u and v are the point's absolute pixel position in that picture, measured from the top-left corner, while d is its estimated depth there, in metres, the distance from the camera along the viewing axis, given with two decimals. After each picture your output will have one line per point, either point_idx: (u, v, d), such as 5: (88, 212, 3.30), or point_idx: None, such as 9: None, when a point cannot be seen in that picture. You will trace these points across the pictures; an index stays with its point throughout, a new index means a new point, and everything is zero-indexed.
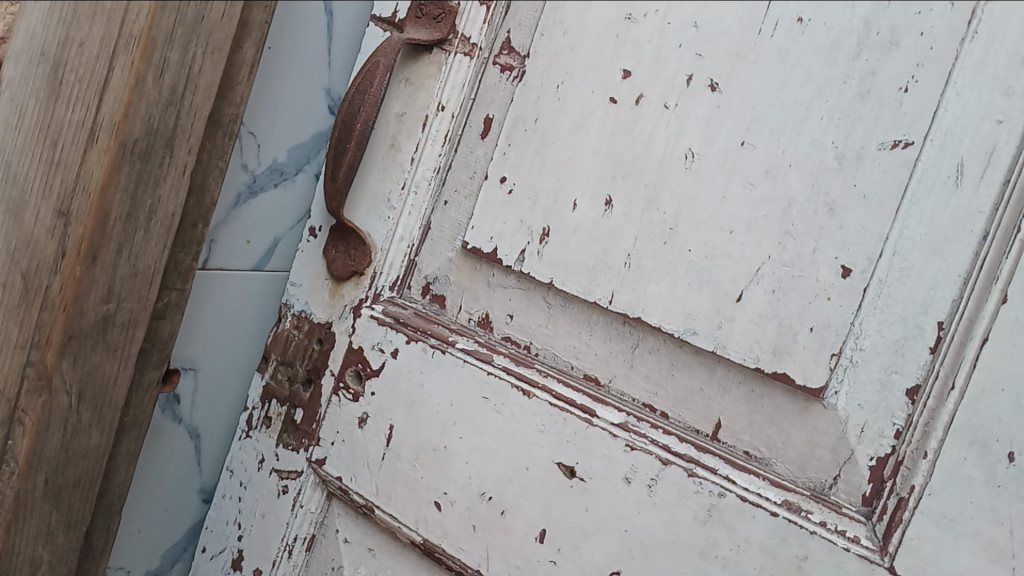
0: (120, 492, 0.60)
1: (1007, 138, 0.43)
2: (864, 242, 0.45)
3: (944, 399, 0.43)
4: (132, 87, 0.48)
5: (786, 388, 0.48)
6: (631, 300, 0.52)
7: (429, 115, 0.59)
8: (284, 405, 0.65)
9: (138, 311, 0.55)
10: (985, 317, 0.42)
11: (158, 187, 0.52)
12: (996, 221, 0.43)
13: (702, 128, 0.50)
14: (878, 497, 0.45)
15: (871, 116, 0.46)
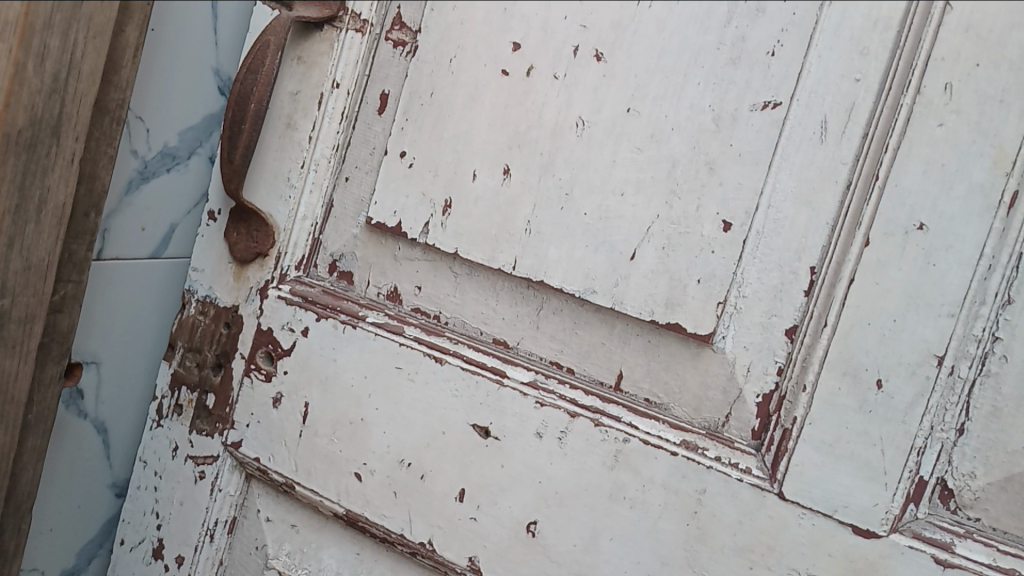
0: (28, 490, 0.59)
1: (864, 95, 0.47)
2: (741, 197, 0.49)
3: (819, 336, 0.47)
4: (12, 75, 0.47)
5: (679, 337, 0.51)
6: (534, 265, 0.54)
7: (324, 92, 0.59)
8: (194, 391, 0.65)
9: (34, 305, 0.53)
10: (851, 260, 0.46)
11: (47, 176, 0.51)
12: (857, 171, 0.47)
13: (591, 96, 0.52)
14: (766, 430, 0.49)
15: (743, 79, 0.49)
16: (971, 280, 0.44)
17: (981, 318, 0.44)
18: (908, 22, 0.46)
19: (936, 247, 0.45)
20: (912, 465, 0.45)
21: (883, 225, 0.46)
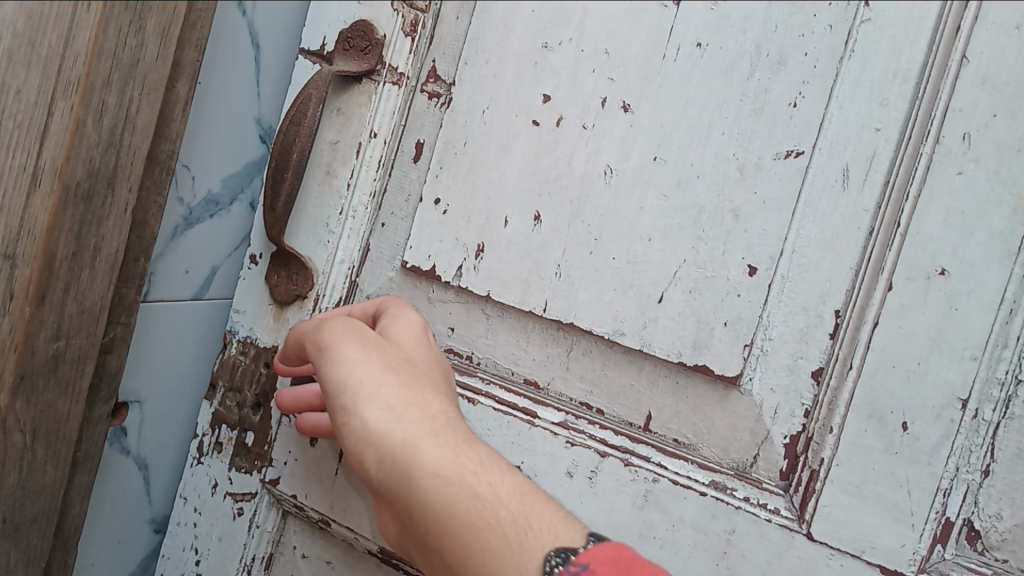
0: (75, 525, 0.61)
1: (884, 145, 0.48)
2: (766, 243, 0.50)
3: (844, 378, 0.48)
4: (73, 131, 0.50)
5: (707, 378, 0.52)
6: (563, 308, 0.56)
7: (363, 142, 0.62)
8: (233, 429, 0.67)
9: (86, 347, 0.56)
10: (875, 304, 0.48)
11: (102, 225, 0.54)
12: (879, 218, 0.48)
13: (618, 145, 0.55)
14: (794, 471, 0.50)
15: (765, 129, 0.51)
16: (993, 324, 0.45)
17: (1003, 361, 0.45)
18: (925, 76, 0.47)
19: (958, 292, 0.46)
20: (938, 506, 0.46)
21: (906, 270, 0.47)
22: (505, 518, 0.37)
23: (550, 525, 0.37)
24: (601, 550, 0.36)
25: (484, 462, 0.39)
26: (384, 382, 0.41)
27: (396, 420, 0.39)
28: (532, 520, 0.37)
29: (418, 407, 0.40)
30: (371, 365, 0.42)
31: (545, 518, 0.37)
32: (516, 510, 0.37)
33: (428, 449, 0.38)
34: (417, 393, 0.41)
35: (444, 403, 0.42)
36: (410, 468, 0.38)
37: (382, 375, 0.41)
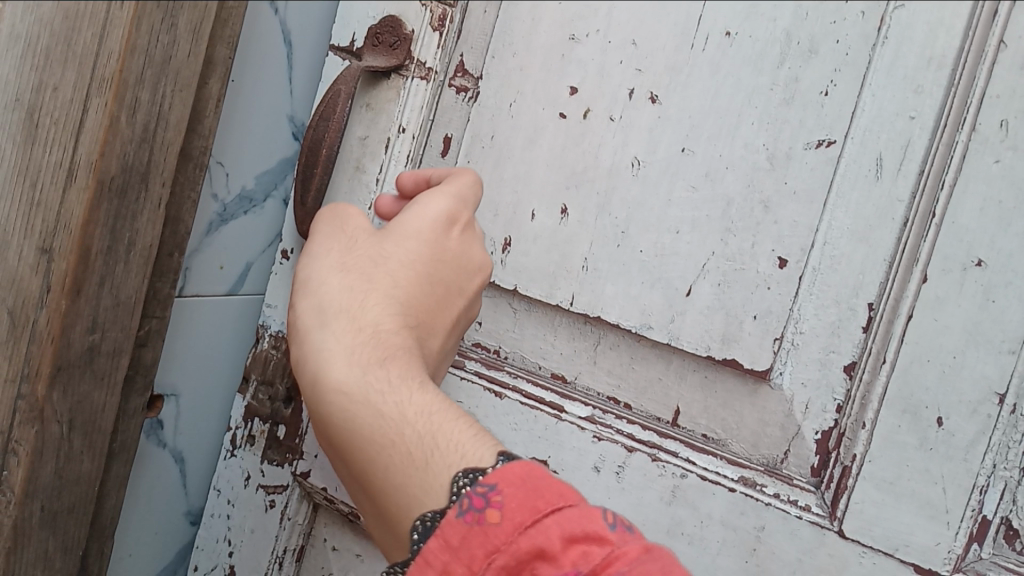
0: (112, 514, 0.62)
1: (920, 133, 0.47)
2: (796, 234, 0.50)
3: (877, 372, 0.47)
4: (107, 127, 0.50)
5: (736, 373, 0.51)
6: (590, 301, 0.55)
7: (391, 137, 0.61)
8: (266, 422, 0.68)
9: (121, 340, 0.57)
10: (909, 297, 0.46)
11: (136, 220, 0.55)
12: (914, 208, 0.47)
13: (646, 137, 0.54)
14: (825, 467, 0.49)
15: (796, 119, 0.50)
16: None
17: None
18: (961, 62, 0.46)
19: (995, 284, 0.45)
20: (975, 504, 0.45)
21: (941, 261, 0.46)
22: (407, 437, 0.34)
23: (462, 448, 0.34)
24: (510, 470, 0.33)
25: (398, 378, 0.35)
26: (327, 282, 0.39)
27: (318, 324, 0.37)
28: (438, 438, 0.34)
29: (348, 312, 0.37)
30: (325, 262, 0.40)
31: (455, 437, 0.34)
32: (424, 428, 0.34)
33: (335, 362, 0.35)
34: (355, 296, 0.38)
35: (388, 308, 0.38)
36: (318, 377, 0.35)
37: (326, 272, 0.39)
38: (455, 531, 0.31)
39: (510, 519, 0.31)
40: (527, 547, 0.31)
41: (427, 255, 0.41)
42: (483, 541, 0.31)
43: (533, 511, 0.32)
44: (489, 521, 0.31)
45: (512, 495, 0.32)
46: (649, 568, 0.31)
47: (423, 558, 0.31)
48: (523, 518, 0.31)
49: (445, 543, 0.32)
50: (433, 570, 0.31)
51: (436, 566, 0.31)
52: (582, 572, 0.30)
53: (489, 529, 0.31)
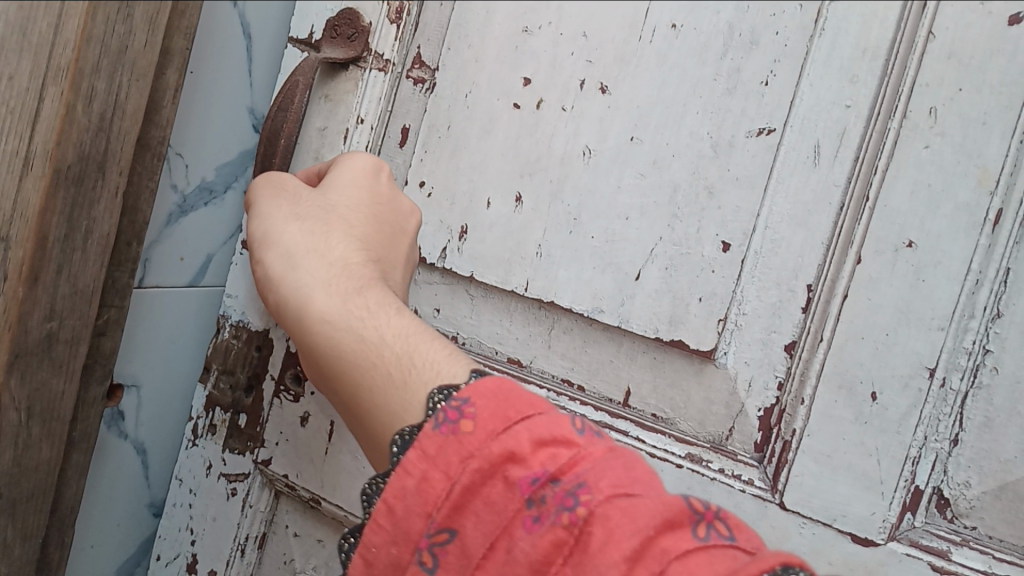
0: (72, 504, 0.63)
1: (855, 121, 0.49)
2: (739, 219, 0.51)
3: (815, 350, 0.49)
4: (64, 116, 0.50)
5: (682, 353, 0.53)
6: (544, 287, 0.57)
7: (349, 128, 0.62)
8: (227, 412, 0.69)
9: (79, 328, 0.57)
10: (844, 277, 0.49)
11: (93, 208, 0.55)
12: (849, 192, 0.49)
13: (596, 126, 0.56)
14: (768, 442, 0.51)
15: (738, 108, 0.52)
16: (960, 295, 0.46)
17: (971, 331, 0.46)
18: (893, 52, 0.48)
19: (925, 263, 0.47)
20: (908, 474, 0.47)
21: (874, 243, 0.48)
22: (388, 359, 0.38)
23: (433, 363, 0.37)
24: (482, 385, 0.35)
25: (376, 305, 0.39)
26: (285, 231, 0.42)
27: (289, 269, 0.40)
28: (414, 357, 0.38)
29: (315, 252, 0.41)
30: (279, 216, 0.43)
31: (431, 356, 0.38)
32: (401, 349, 0.38)
33: (318, 296, 0.39)
34: (317, 238, 0.42)
35: (349, 245, 0.42)
36: (305, 314, 0.39)
37: (283, 222, 0.42)
38: (432, 441, 0.33)
39: (483, 427, 0.33)
40: (499, 451, 0.33)
41: (372, 200, 0.46)
42: (457, 448, 0.33)
43: (504, 419, 0.34)
44: (463, 430, 0.33)
45: (483, 406, 0.34)
46: (611, 466, 0.33)
47: (402, 467, 0.33)
48: (495, 426, 0.34)
49: (423, 453, 0.33)
50: (412, 478, 0.33)
51: (415, 475, 0.33)
52: (549, 471, 0.32)
53: (463, 437, 0.33)
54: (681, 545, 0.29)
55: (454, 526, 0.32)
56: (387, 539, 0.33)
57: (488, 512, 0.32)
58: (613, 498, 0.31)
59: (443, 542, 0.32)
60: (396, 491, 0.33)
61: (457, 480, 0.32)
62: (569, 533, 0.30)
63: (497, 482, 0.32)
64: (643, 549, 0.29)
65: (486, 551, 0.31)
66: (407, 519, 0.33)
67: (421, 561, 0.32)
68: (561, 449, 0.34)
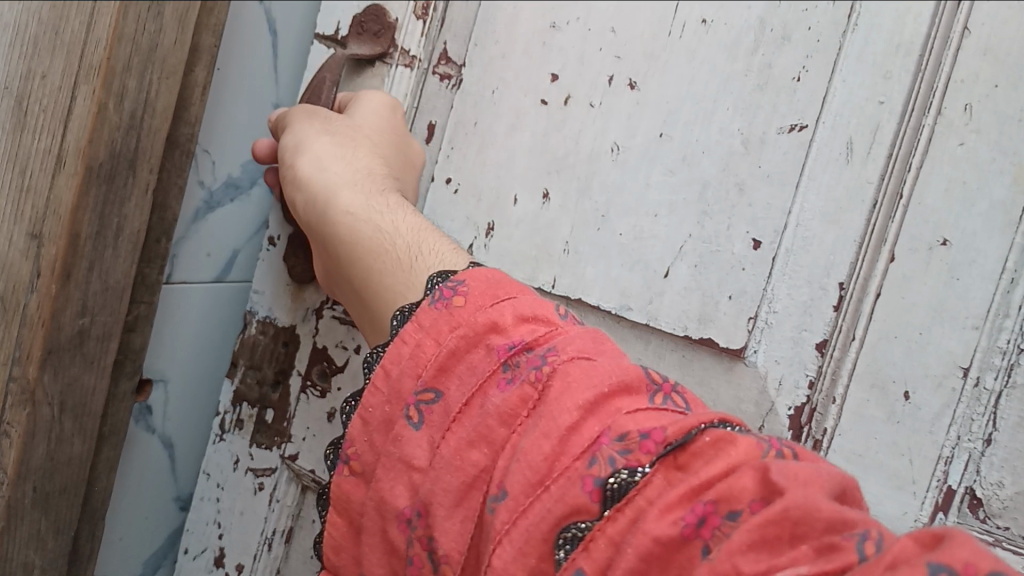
0: (102, 497, 0.63)
1: (888, 117, 0.49)
2: (770, 217, 0.51)
3: (848, 349, 0.49)
4: (96, 114, 0.51)
5: (712, 351, 0.53)
6: (572, 284, 0.57)
7: None
8: (254, 407, 0.70)
9: (110, 324, 0.58)
10: (877, 276, 0.48)
11: (124, 205, 0.55)
12: (882, 190, 0.48)
13: (625, 122, 0.55)
14: (798, 442, 0.50)
15: (769, 104, 0.51)
16: (995, 293, 0.46)
17: (1006, 331, 0.45)
18: (928, 47, 0.48)
19: (959, 262, 0.46)
20: (940, 474, 0.46)
21: (908, 241, 0.48)
22: (400, 247, 0.45)
23: (437, 251, 0.44)
24: (477, 272, 0.41)
25: (394, 206, 0.47)
26: (317, 142, 0.51)
27: (321, 173, 0.49)
28: (422, 245, 0.44)
29: (345, 162, 0.50)
30: (312, 131, 0.52)
31: (437, 246, 0.45)
32: (412, 240, 0.45)
33: (345, 193, 0.48)
34: (347, 151, 0.50)
35: (373, 162, 0.51)
36: (333, 207, 0.48)
37: (317, 136, 0.51)
38: (428, 315, 0.39)
39: (472, 303, 0.39)
40: (484, 322, 0.38)
41: (388, 135, 0.55)
42: (449, 320, 0.39)
43: (493, 296, 0.39)
44: (455, 305, 0.39)
45: (475, 286, 0.40)
46: (581, 338, 0.38)
47: (400, 337, 0.39)
48: (484, 301, 0.39)
49: (419, 326, 0.39)
50: (408, 346, 0.39)
51: (410, 343, 0.39)
52: (526, 341, 0.38)
53: (455, 311, 0.39)
54: (634, 405, 0.35)
55: (438, 387, 0.38)
56: (382, 399, 0.39)
57: (469, 373, 0.38)
58: (577, 360, 0.36)
59: (429, 401, 0.38)
60: (394, 357, 0.39)
61: (445, 345, 0.38)
62: (535, 388, 0.36)
63: (481, 349, 0.38)
64: (601, 402, 0.35)
65: (465, 405, 0.37)
66: (400, 380, 0.38)
67: (409, 415, 0.38)
68: (540, 326, 0.39)
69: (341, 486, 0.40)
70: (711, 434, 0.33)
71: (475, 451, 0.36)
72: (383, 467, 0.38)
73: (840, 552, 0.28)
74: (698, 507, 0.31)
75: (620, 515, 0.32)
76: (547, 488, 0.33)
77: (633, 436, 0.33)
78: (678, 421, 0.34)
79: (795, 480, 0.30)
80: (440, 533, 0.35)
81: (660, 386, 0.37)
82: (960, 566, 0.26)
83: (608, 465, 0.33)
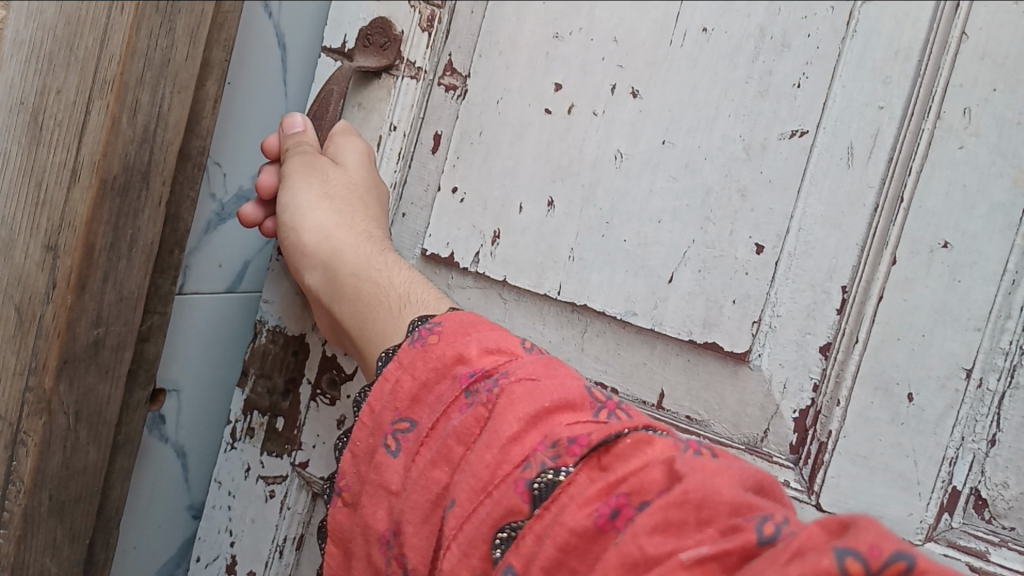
0: (117, 505, 0.64)
1: (888, 122, 0.49)
2: (772, 222, 0.52)
3: (851, 351, 0.49)
4: (110, 128, 0.52)
5: (716, 355, 0.53)
6: (577, 290, 0.57)
7: (383, 135, 0.63)
8: (265, 415, 0.71)
9: (124, 333, 0.59)
10: (879, 278, 0.49)
11: (138, 217, 0.56)
12: (884, 194, 0.49)
13: (628, 130, 0.56)
14: (803, 444, 0.50)
15: (770, 110, 0.52)
16: (996, 295, 0.46)
17: (1007, 332, 0.46)
18: (927, 52, 0.48)
19: (960, 264, 0.47)
20: (945, 475, 0.47)
21: (909, 244, 0.48)
22: (392, 297, 0.50)
23: (424, 300, 0.49)
24: (453, 316, 0.44)
25: (392, 264, 0.53)
26: (322, 213, 0.55)
27: (326, 242, 0.54)
28: (410, 295, 0.50)
29: (346, 229, 0.54)
30: (312, 197, 0.55)
31: (423, 294, 0.50)
32: (404, 291, 0.50)
33: (351, 258, 0.53)
34: (346, 219, 0.55)
35: (371, 227, 0.55)
36: (336, 271, 0.53)
37: (320, 206, 0.55)
38: (409, 354, 0.43)
39: (445, 339, 0.43)
40: (453, 357, 0.42)
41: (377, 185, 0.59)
42: (425, 357, 0.42)
43: (462, 332, 0.43)
44: (430, 342, 0.43)
45: (449, 326, 0.43)
46: (529, 363, 0.41)
47: (383, 375, 0.43)
48: (455, 337, 0.43)
49: (400, 363, 0.43)
50: (388, 382, 0.43)
51: (391, 380, 0.43)
52: (485, 368, 0.41)
53: (430, 349, 0.43)
54: (575, 419, 0.38)
55: (412, 417, 0.42)
56: (367, 433, 0.43)
57: (437, 402, 0.41)
58: (524, 380, 0.39)
59: (404, 429, 0.41)
60: (378, 394, 0.43)
61: (418, 378, 0.42)
62: (487, 408, 0.39)
63: (447, 379, 0.42)
64: (542, 416, 0.38)
65: (431, 428, 0.40)
66: (381, 414, 0.42)
67: (387, 444, 0.41)
68: (504, 356, 0.42)
69: (336, 517, 0.44)
70: (632, 435, 0.36)
71: (437, 470, 0.39)
72: (367, 494, 0.42)
73: (740, 532, 0.30)
74: (611, 500, 0.33)
75: (547, 513, 0.34)
76: (490, 493, 0.36)
77: (563, 442, 0.36)
78: (604, 427, 0.37)
79: (703, 471, 0.33)
80: (408, 548, 0.38)
81: (605, 403, 0.39)
82: (865, 549, 0.26)
83: (538, 468, 0.36)
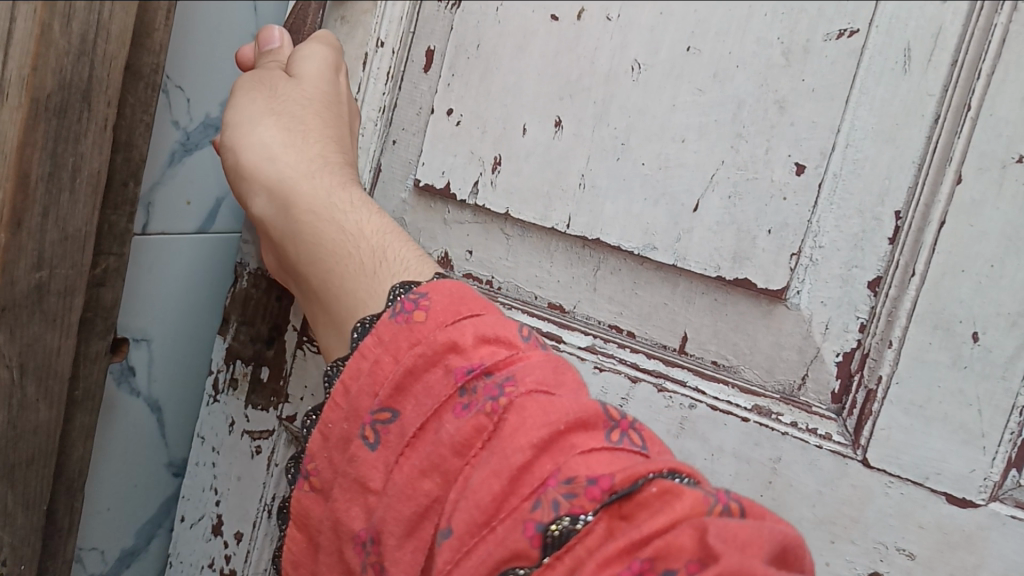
0: (79, 466, 0.58)
1: (953, 18, 0.42)
2: (815, 137, 0.45)
3: (905, 286, 0.43)
4: (38, 37, 0.42)
5: (748, 293, 0.47)
6: (589, 222, 0.50)
7: (369, 52, 0.55)
8: (248, 365, 0.64)
9: (73, 277, 0.50)
10: (940, 202, 0.42)
11: (80, 143, 0.47)
12: (946, 102, 0.42)
13: (646, 36, 0.49)
14: (848, 392, 0.45)
15: (815, 7, 0.44)
16: None
17: None
18: None
19: None
20: (1014, 426, 0.41)
21: (977, 158, 0.41)
22: (363, 249, 0.43)
23: (402, 260, 0.42)
24: (442, 284, 0.38)
25: (359, 202, 0.46)
26: (267, 128, 0.47)
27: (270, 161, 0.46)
28: (386, 250, 0.43)
29: (298, 151, 0.47)
30: (255, 110, 0.48)
31: (400, 251, 0.43)
32: (376, 242, 0.44)
33: (305, 185, 0.45)
34: (298, 139, 0.47)
35: (329, 150, 0.48)
36: (288, 202, 0.45)
37: (264, 121, 0.47)
38: (389, 330, 0.36)
39: (434, 319, 0.36)
40: (444, 341, 0.35)
41: (339, 103, 0.52)
42: (409, 336, 0.36)
43: (455, 313, 0.37)
44: (417, 320, 0.36)
45: (439, 301, 0.37)
46: (539, 366, 0.35)
47: (359, 351, 0.36)
48: (445, 318, 0.36)
49: (379, 339, 0.36)
50: (366, 362, 0.36)
51: (370, 358, 0.36)
52: (485, 364, 0.35)
53: (415, 327, 0.36)
54: (591, 444, 0.32)
55: (395, 407, 0.35)
56: (341, 416, 0.36)
57: (424, 396, 0.35)
58: (536, 393, 0.33)
59: (385, 421, 0.35)
60: (353, 372, 0.36)
61: (402, 363, 0.35)
62: (491, 419, 0.33)
63: (439, 368, 0.35)
64: (555, 439, 0.32)
65: (418, 429, 0.34)
66: (357, 398, 0.36)
67: (365, 436, 0.35)
68: (502, 348, 0.36)
69: (302, 502, 0.38)
70: (658, 484, 0.30)
71: (426, 481, 0.33)
72: (340, 487, 0.36)
73: None
74: (634, 562, 0.28)
75: (559, 564, 0.29)
76: (492, 530, 0.30)
77: (581, 479, 0.30)
78: (628, 467, 0.31)
79: (733, 542, 0.27)
80: (390, 563, 0.33)
81: (619, 422, 0.34)
82: None
83: (551, 510, 0.30)
